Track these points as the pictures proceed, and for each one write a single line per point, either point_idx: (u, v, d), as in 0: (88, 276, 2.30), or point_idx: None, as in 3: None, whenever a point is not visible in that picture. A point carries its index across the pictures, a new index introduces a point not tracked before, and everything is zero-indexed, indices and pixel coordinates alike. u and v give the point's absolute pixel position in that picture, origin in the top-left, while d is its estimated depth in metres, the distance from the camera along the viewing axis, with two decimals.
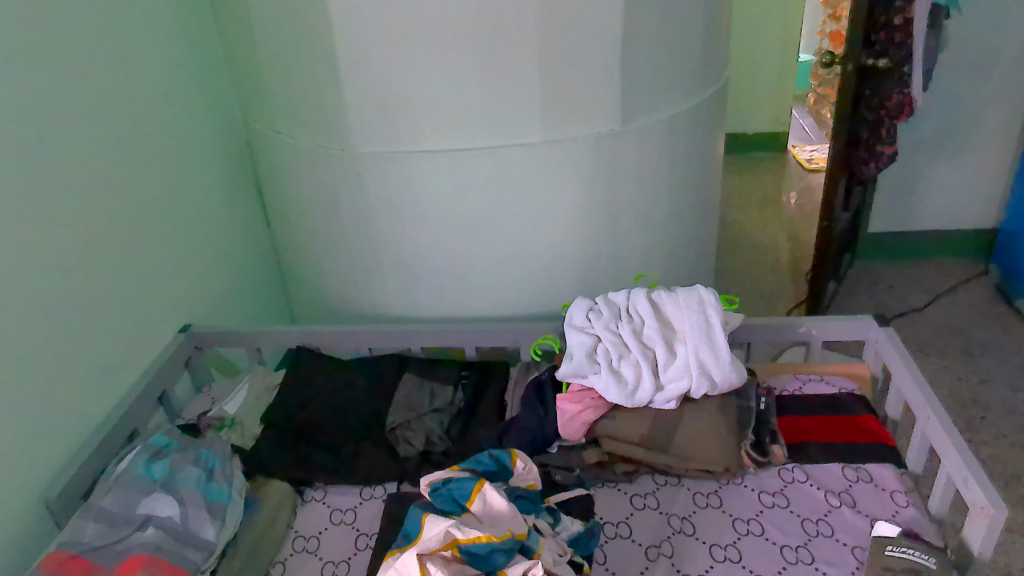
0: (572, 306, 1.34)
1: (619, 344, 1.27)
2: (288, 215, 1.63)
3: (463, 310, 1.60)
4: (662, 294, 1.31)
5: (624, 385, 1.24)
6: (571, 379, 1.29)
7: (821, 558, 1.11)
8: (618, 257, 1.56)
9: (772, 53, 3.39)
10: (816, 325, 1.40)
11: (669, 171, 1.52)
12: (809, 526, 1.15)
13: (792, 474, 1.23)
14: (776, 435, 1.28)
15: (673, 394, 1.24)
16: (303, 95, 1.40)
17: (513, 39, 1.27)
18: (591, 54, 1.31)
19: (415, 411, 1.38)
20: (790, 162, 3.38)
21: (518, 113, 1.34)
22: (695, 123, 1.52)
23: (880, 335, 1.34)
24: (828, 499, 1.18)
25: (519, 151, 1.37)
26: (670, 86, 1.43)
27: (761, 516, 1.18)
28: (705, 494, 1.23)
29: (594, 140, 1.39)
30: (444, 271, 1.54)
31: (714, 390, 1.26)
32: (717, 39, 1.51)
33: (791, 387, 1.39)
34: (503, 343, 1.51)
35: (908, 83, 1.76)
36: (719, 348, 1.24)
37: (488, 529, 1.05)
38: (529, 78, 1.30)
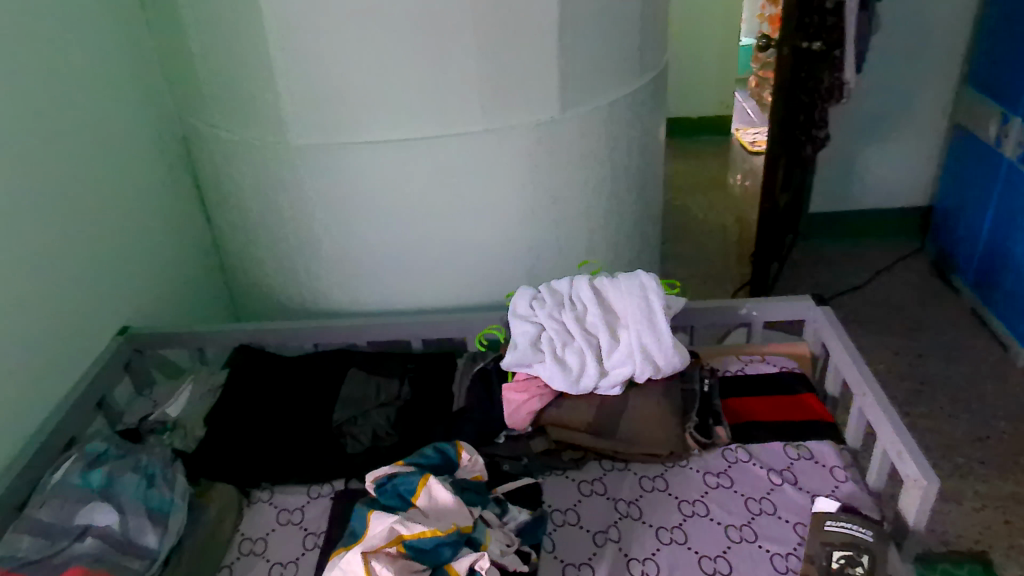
0: (516, 294, 1.33)
1: (563, 332, 1.27)
2: (226, 210, 1.59)
3: (408, 301, 1.58)
4: (604, 280, 1.31)
5: (568, 373, 1.24)
6: (516, 369, 1.29)
7: (764, 535, 1.12)
8: (561, 246, 1.56)
9: (714, 38, 3.40)
10: (757, 306, 1.41)
11: (610, 158, 1.52)
12: (752, 504, 1.16)
13: (735, 454, 1.24)
14: (720, 417, 1.29)
15: (617, 380, 1.25)
16: (237, 87, 1.36)
17: (451, 26, 1.25)
18: (529, 40, 1.29)
19: (361, 405, 1.37)
20: (733, 146, 3.43)
21: (457, 104, 1.32)
22: (634, 110, 1.52)
23: (818, 315, 1.36)
24: (770, 478, 1.19)
25: (458, 141, 1.36)
26: (610, 73, 1.43)
27: (706, 497, 1.18)
28: (651, 477, 1.24)
29: (534, 128, 1.38)
30: (388, 264, 1.52)
31: (658, 374, 1.26)
32: (655, 24, 1.51)
33: (734, 368, 1.39)
34: (450, 334, 1.50)
35: (841, 66, 1.77)
36: (661, 333, 1.25)
37: (434, 524, 1.04)
38: (468, 68, 1.29)
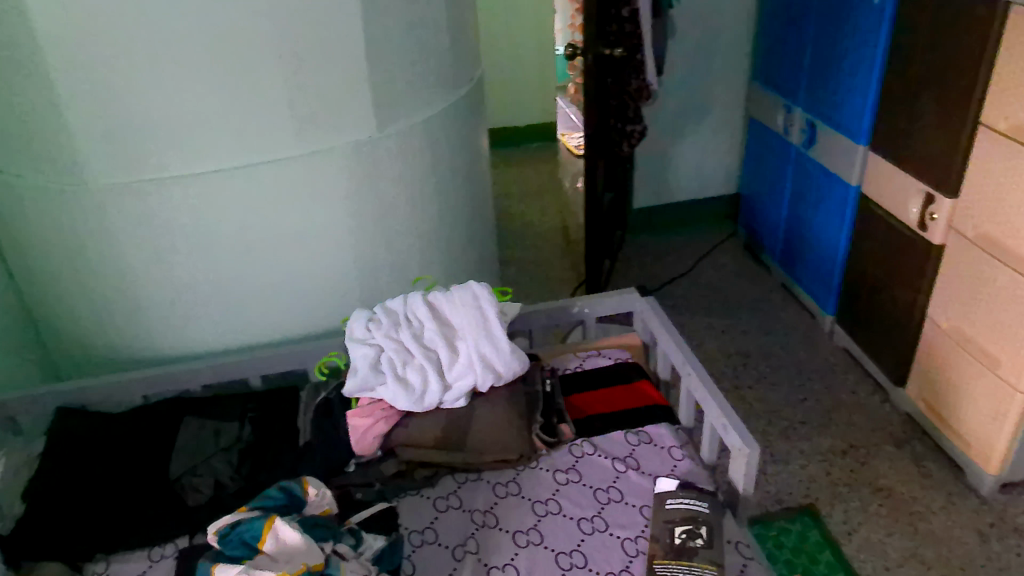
0: (351, 319, 1.30)
1: (402, 351, 1.26)
2: (25, 263, 1.45)
3: (241, 339, 1.51)
4: (438, 295, 1.31)
5: (411, 392, 1.24)
6: (359, 394, 1.27)
7: (614, 523, 1.15)
8: (395, 264, 1.56)
9: (532, 49, 3.50)
10: (587, 303, 1.46)
11: (434, 173, 1.53)
12: (601, 495, 1.20)
13: (582, 448, 1.27)
14: (563, 414, 1.32)
15: (460, 392, 1.26)
16: (21, 130, 1.25)
17: (253, 50, 1.21)
18: (337, 61, 1.28)
19: (199, 455, 1.30)
20: (561, 151, 3.55)
21: (269, 129, 1.28)
22: (452, 124, 1.54)
23: (644, 307, 1.43)
24: (615, 466, 1.23)
25: (273, 167, 1.32)
26: (423, 90, 1.44)
27: (557, 494, 1.21)
28: (504, 483, 1.25)
29: (354, 148, 1.37)
30: (215, 302, 1.45)
31: (500, 381, 1.28)
32: (464, 39, 1.54)
33: (573, 366, 1.43)
34: (289, 367, 1.46)
35: (644, 69, 1.89)
36: (498, 340, 1.27)
37: (283, 568, 1.00)
38: (276, 93, 1.26)
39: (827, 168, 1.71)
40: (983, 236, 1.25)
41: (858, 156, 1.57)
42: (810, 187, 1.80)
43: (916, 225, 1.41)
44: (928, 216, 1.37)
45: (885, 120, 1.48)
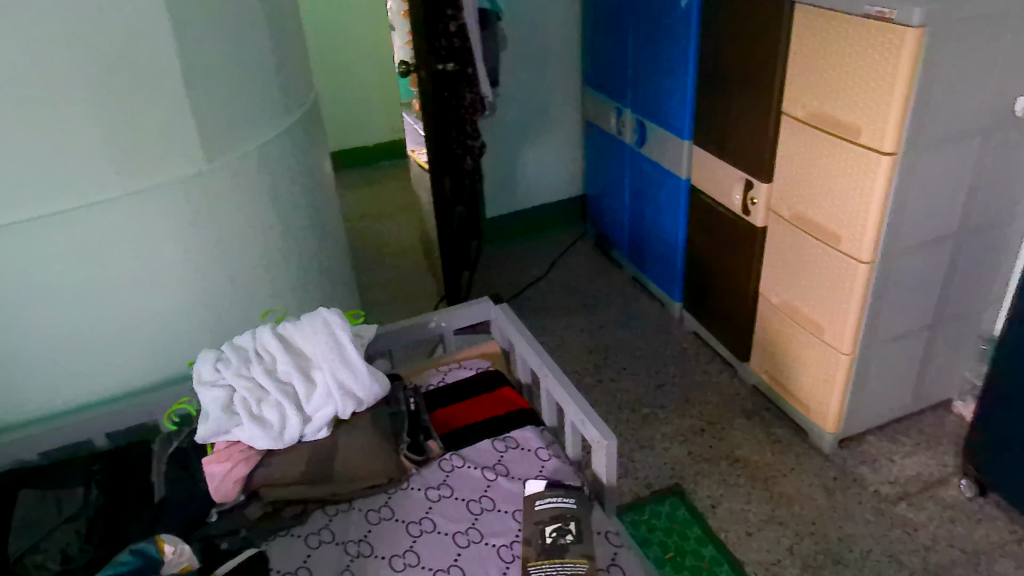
0: (197, 361, 1.24)
1: (255, 388, 1.21)
2: None
3: (73, 404, 1.33)
4: (287, 326, 1.27)
5: (269, 429, 1.19)
6: (214, 440, 1.20)
7: (489, 532, 1.16)
8: (244, 302, 1.43)
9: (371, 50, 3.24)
10: (444, 316, 1.47)
11: (277, 202, 1.42)
12: (473, 505, 1.20)
13: (451, 462, 1.27)
14: (429, 431, 1.31)
15: (321, 422, 1.22)
16: None
17: (49, 83, 1.04)
18: (153, 88, 1.13)
19: (40, 529, 1.15)
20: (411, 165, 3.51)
21: (80, 171, 1.11)
22: (292, 148, 1.44)
23: (498, 315, 1.46)
24: (485, 475, 1.24)
25: (91, 212, 1.15)
26: (254, 112, 1.32)
27: (431, 512, 1.20)
28: (377, 509, 1.22)
29: (184, 183, 1.22)
30: (37, 371, 1.26)
31: (361, 407, 1.25)
32: (293, 58, 1.45)
33: (435, 381, 1.43)
34: (133, 422, 1.34)
35: (477, 82, 1.93)
36: (354, 364, 1.25)
37: None
38: (84, 129, 1.09)
39: (660, 164, 1.80)
40: (797, 215, 1.35)
41: (683, 151, 1.67)
42: (646, 183, 1.89)
43: (740, 211, 1.51)
44: (750, 202, 1.47)
45: (705, 116, 1.57)
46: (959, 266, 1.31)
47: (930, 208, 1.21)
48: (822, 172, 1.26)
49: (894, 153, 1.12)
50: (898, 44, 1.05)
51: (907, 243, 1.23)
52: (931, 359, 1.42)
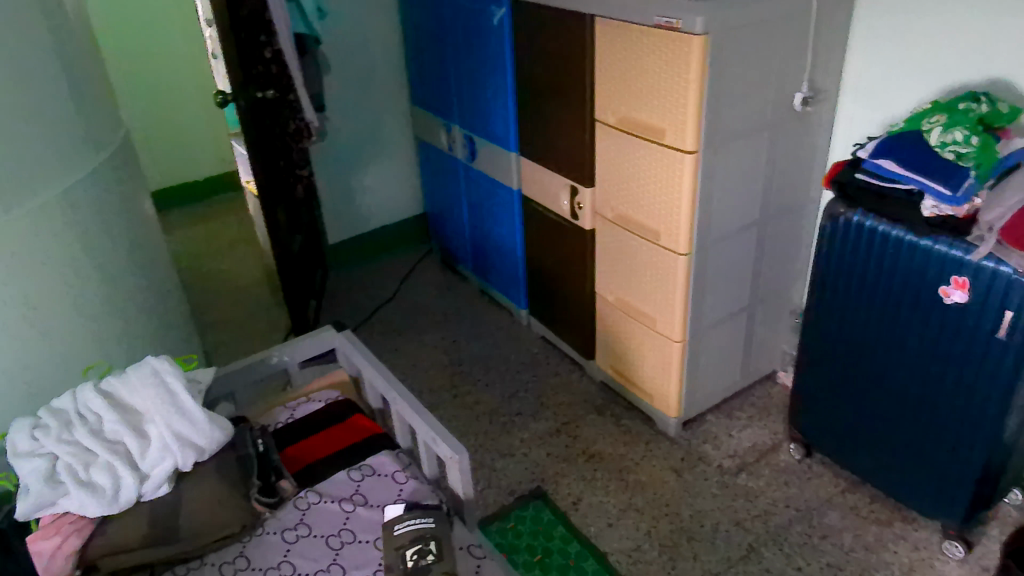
0: (10, 432, 1.12)
1: (81, 452, 1.11)
2: None
3: None
4: (112, 381, 1.18)
5: (101, 494, 1.08)
6: (37, 515, 1.08)
7: (350, 566, 1.08)
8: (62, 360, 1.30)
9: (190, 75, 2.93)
10: (285, 350, 1.42)
11: (90, 249, 1.31)
12: (333, 541, 1.11)
13: (307, 499, 1.18)
14: (281, 471, 1.21)
15: (161, 479, 1.12)
16: None
17: None
18: None
19: None
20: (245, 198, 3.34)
21: None
22: (101, 189, 1.33)
23: (341, 342, 1.43)
24: (343, 508, 1.16)
25: None
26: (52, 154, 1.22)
27: (288, 555, 1.10)
28: (230, 562, 1.09)
29: None
30: None
31: (204, 456, 1.17)
32: (94, 94, 1.35)
33: (284, 418, 1.34)
34: None
35: (300, 108, 1.90)
36: (192, 412, 1.16)
37: None
38: None
39: (492, 177, 1.84)
40: (620, 216, 1.43)
41: (512, 163, 1.72)
42: (481, 197, 1.93)
43: (569, 216, 1.58)
44: (576, 207, 1.54)
45: (528, 128, 1.62)
46: (765, 250, 1.43)
47: (733, 199, 1.31)
48: (635, 174, 1.34)
49: (696, 151, 1.20)
50: (687, 50, 1.13)
51: (718, 233, 1.32)
52: (753, 337, 1.54)
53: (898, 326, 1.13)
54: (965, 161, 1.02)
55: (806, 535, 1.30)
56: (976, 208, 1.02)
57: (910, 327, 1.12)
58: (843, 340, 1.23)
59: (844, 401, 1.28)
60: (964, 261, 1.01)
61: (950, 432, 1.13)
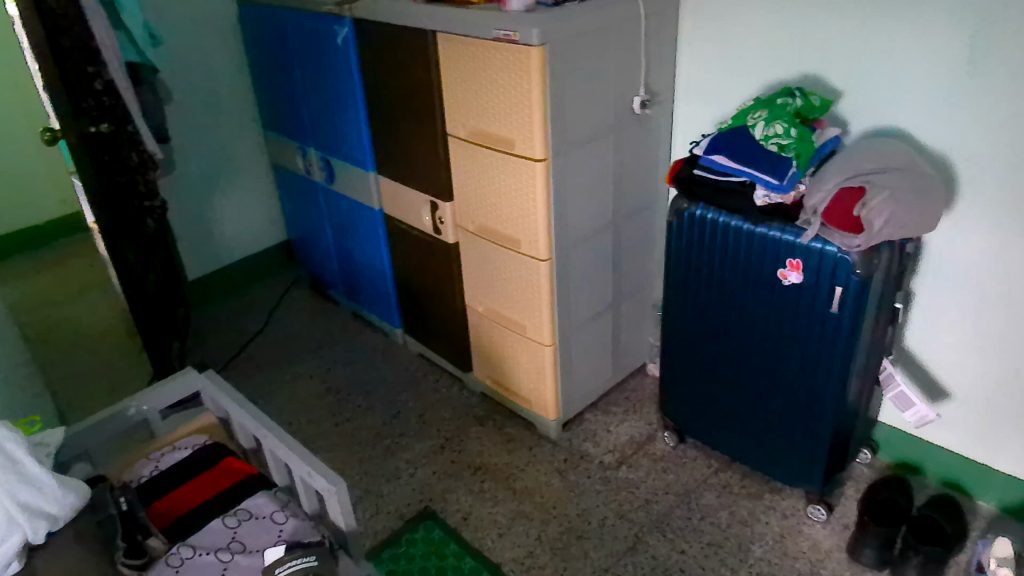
0: None
1: None
2: None
3: None
4: None
5: None
6: None
7: None
8: None
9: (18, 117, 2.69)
10: (145, 399, 1.34)
11: None
12: None
13: (181, 554, 1.06)
14: (148, 529, 1.10)
15: (10, 557, 0.97)
16: None
17: None
18: None
19: None
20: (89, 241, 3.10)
21: None
22: None
23: (206, 384, 1.36)
24: (220, 558, 1.06)
25: None
26: None
27: None
28: None
29: None
30: None
31: (56, 527, 1.03)
32: None
33: (148, 471, 1.23)
34: None
35: (142, 141, 1.78)
36: (41, 480, 1.02)
37: None
38: None
39: (352, 199, 1.81)
40: (481, 227, 1.44)
41: (371, 183, 1.70)
42: (344, 219, 1.89)
43: (431, 231, 1.57)
44: (438, 221, 1.54)
45: (383, 147, 1.61)
46: (622, 250, 1.48)
47: (587, 203, 1.35)
48: (490, 185, 1.35)
49: (545, 159, 1.23)
50: (526, 61, 1.16)
51: (576, 236, 1.36)
52: (620, 333, 1.60)
53: (746, 310, 1.20)
54: (787, 152, 1.09)
55: (686, 518, 1.36)
56: (801, 195, 1.10)
57: (757, 310, 1.19)
58: (699, 328, 1.29)
59: (706, 386, 1.34)
60: (795, 244, 1.08)
61: (802, 403, 1.21)
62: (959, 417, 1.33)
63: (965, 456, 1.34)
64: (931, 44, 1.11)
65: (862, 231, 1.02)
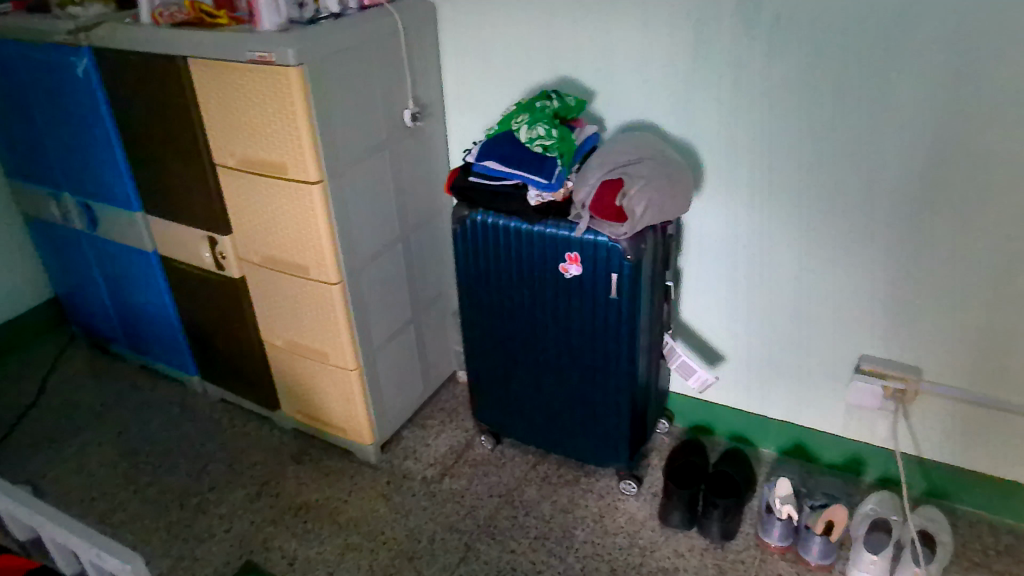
0: None
1: None
2: None
3: None
4: None
5: None
6: None
7: None
8: None
9: None
10: None
11: None
12: None
13: None
14: None
15: None
16: None
17: None
18: None
19: None
20: None
21: None
22: None
23: None
24: None
25: None
26: None
27: None
28: None
29: None
30: None
31: None
32: None
33: None
34: None
35: None
36: None
37: None
38: None
39: (121, 243, 1.66)
40: (265, 258, 1.37)
41: (140, 224, 1.57)
42: (116, 266, 1.72)
43: (213, 267, 1.48)
44: (218, 257, 1.45)
45: (147, 184, 1.48)
46: (414, 264, 1.48)
47: (371, 220, 1.33)
48: (269, 212, 1.30)
49: (321, 181, 1.20)
50: (286, 83, 1.12)
51: (365, 255, 1.34)
52: (425, 345, 1.60)
53: (537, 307, 1.25)
54: (550, 152, 1.14)
55: (512, 517, 1.38)
56: (568, 191, 1.16)
57: (546, 306, 1.23)
58: (497, 330, 1.32)
59: (512, 386, 1.38)
60: (571, 238, 1.14)
61: (599, 388, 1.27)
62: (734, 376, 1.47)
63: (743, 410, 1.49)
64: (665, 42, 1.21)
65: (626, 220, 1.09)
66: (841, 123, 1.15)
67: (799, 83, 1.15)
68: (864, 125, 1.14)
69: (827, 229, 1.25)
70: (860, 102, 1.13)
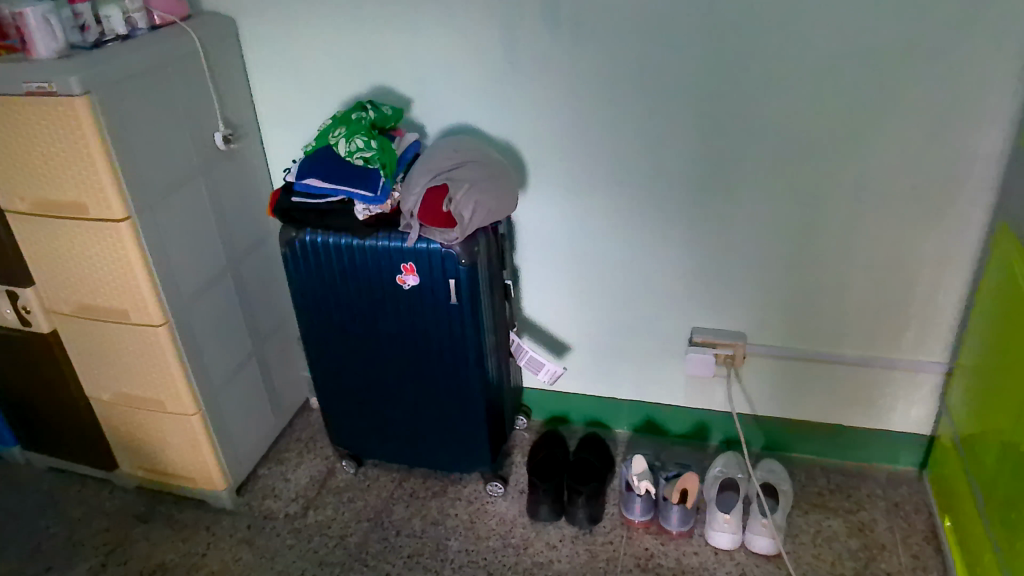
0: None
1: None
2: None
3: None
4: None
5: None
6: None
7: None
8: None
9: None
10: None
11: None
12: None
13: None
14: None
15: None
16: None
17: None
18: None
19: None
20: None
21: None
22: None
23: None
24: None
25: None
26: None
27: None
28: None
29: None
30: None
31: None
32: None
33: None
34: None
35: None
36: None
37: None
38: None
39: None
40: (77, 306, 1.26)
41: None
42: None
43: (17, 323, 1.32)
44: (21, 311, 1.30)
45: None
46: (248, 293, 1.41)
47: (193, 252, 1.25)
48: (74, 256, 1.19)
49: (128, 218, 1.11)
50: (75, 117, 1.03)
51: (191, 290, 1.26)
52: (271, 377, 1.52)
53: (380, 323, 1.22)
54: (372, 164, 1.12)
55: (383, 539, 1.35)
56: (395, 202, 1.15)
57: (389, 320, 1.21)
58: (343, 350, 1.28)
59: (366, 406, 1.34)
60: (404, 249, 1.12)
61: (453, 396, 1.27)
62: (582, 364, 1.51)
63: (595, 395, 1.54)
64: (475, 45, 1.23)
65: (456, 225, 1.09)
66: (640, 111, 1.22)
67: (595, 78, 1.21)
68: (659, 112, 1.21)
69: (644, 213, 1.31)
70: (656, 90, 1.20)
